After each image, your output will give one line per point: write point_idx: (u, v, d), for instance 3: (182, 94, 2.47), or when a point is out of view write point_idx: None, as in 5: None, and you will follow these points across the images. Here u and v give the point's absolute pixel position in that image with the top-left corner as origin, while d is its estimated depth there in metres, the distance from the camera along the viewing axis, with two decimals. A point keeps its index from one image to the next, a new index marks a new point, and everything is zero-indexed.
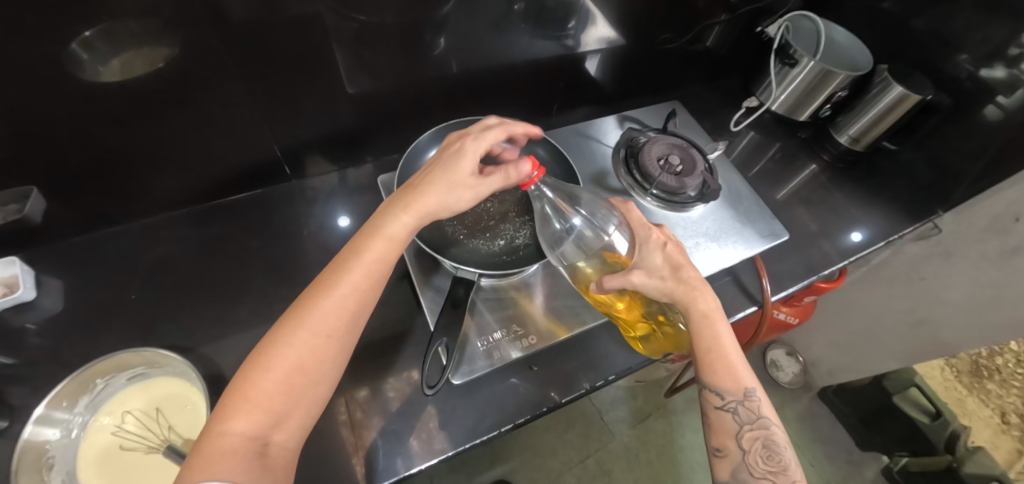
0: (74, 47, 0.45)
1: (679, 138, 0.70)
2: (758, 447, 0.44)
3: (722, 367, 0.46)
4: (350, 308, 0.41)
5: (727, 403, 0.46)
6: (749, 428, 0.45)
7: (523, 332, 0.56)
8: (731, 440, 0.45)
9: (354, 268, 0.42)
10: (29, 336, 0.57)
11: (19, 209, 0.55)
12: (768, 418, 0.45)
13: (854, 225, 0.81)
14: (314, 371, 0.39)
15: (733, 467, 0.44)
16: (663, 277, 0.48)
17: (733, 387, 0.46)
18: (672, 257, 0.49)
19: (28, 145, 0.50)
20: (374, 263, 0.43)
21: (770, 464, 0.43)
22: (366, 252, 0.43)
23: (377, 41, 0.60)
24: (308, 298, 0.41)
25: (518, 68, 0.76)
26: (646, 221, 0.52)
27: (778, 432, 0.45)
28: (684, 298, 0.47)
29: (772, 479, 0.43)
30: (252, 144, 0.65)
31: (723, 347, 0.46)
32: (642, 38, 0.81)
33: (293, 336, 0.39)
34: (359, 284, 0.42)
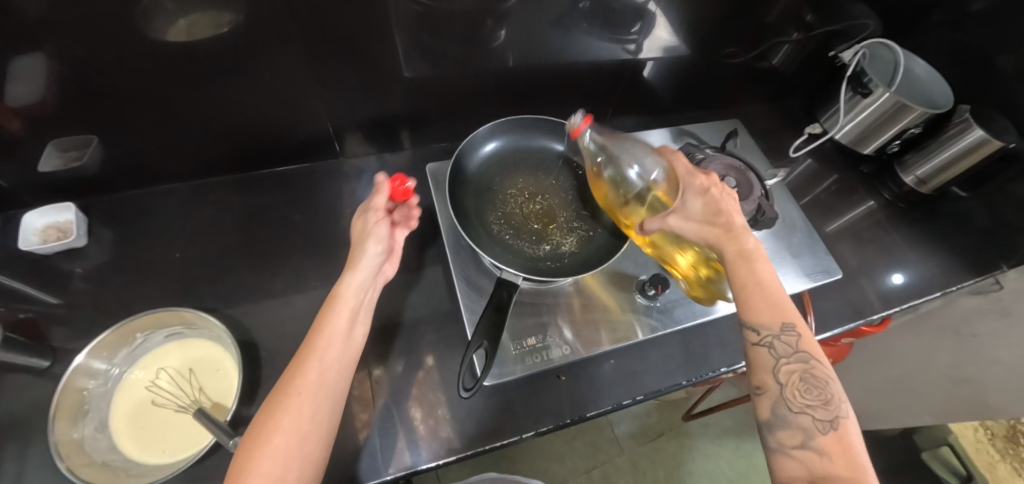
0: (146, 4, 0.45)
1: (737, 160, 0.67)
2: (797, 381, 0.39)
3: (759, 300, 0.41)
4: (332, 373, 0.41)
5: (764, 337, 0.41)
6: (785, 363, 0.40)
7: (557, 342, 0.55)
8: (769, 374, 0.40)
9: (328, 333, 0.43)
10: (75, 280, 0.59)
11: (79, 157, 0.58)
12: (810, 352, 0.39)
13: (909, 270, 0.76)
14: (310, 437, 0.38)
15: (773, 403, 0.39)
16: (699, 221, 0.45)
17: (771, 320, 0.41)
18: (714, 203, 0.45)
19: (93, 94, 0.51)
20: (340, 329, 0.43)
21: (813, 399, 0.38)
22: (334, 316, 0.44)
23: (438, 26, 0.59)
24: (288, 373, 0.40)
25: (576, 69, 0.74)
26: (692, 167, 0.48)
27: (822, 366, 0.39)
28: (718, 241, 0.44)
29: (813, 413, 0.37)
30: (304, 118, 0.66)
31: (760, 281, 0.42)
32: (705, 50, 0.78)
33: (284, 403, 0.38)
34: (337, 350, 0.42)
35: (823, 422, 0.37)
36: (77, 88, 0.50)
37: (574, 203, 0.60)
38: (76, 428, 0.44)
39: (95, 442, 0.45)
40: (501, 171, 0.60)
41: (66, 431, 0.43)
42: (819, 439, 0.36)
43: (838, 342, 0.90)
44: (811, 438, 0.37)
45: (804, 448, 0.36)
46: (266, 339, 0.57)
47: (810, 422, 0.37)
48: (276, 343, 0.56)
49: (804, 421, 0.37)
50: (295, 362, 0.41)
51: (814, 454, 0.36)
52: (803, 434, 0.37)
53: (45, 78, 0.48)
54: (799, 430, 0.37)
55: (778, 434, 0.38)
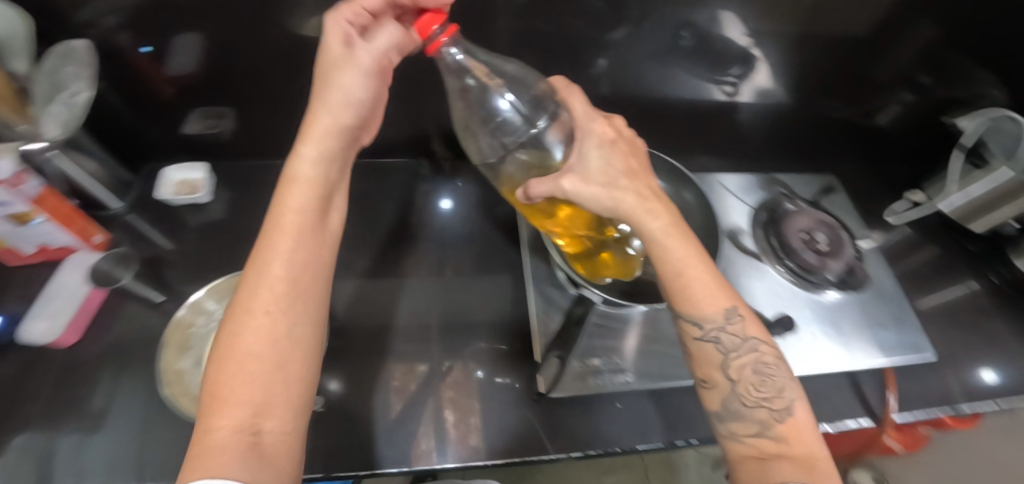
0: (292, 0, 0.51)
1: (829, 216, 0.64)
2: (750, 374, 0.37)
3: (702, 291, 0.37)
4: (294, 268, 0.35)
5: (707, 332, 0.37)
6: (735, 356, 0.37)
7: (620, 368, 0.54)
8: (716, 370, 0.37)
9: (293, 217, 0.36)
10: (186, 230, 0.66)
11: (217, 124, 0.66)
12: (758, 338, 0.37)
13: (1015, 367, 0.67)
14: (290, 346, 0.33)
15: (724, 398, 0.37)
16: (600, 182, 0.38)
17: (712, 313, 0.37)
18: (616, 157, 0.40)
19: (235, 71, 0.59)
20: (297, 217, 0.36)
21: (766, 388, 0.36)
22: (280, 209, 0.36)
23: (541, 48, 0.62)
24: (244, 285, 0.34)
25: (668, 105, 0.75)
26: (593, 112, 0.43)
27: (769, 349, 0.38)
28: (636, 214, 0.38)
29: (769, 405, 0.35)
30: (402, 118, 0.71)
31: (692, 265, 0.38)
32: (804, 101, 0.77)
33: (241, 319, 0.32)
34: (295, 242, 0.35)
35: (778, 411, 0.35)
36: (218, 66, 0.58)
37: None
38: (178, 360, 0.50)
39: (192, 375, 0.50)
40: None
41: (173, 360, 0.50)
42: (778, 429, 0.34)
43: (913, 431, 0.81)
44: (768, 429, 0.35)
45: (760, 438, 0.35)
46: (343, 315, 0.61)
47: (767, 414, 0.35)
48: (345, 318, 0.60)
49: (760, 414, 0.35)
50: (245, 276, 0.34)
51: (772, 441, 0.34)
52: (759, 424, 0.35)
53: (199, 52, 0.56)
54: (755, 423, 0.35)
55: (731, 426, 0.36)
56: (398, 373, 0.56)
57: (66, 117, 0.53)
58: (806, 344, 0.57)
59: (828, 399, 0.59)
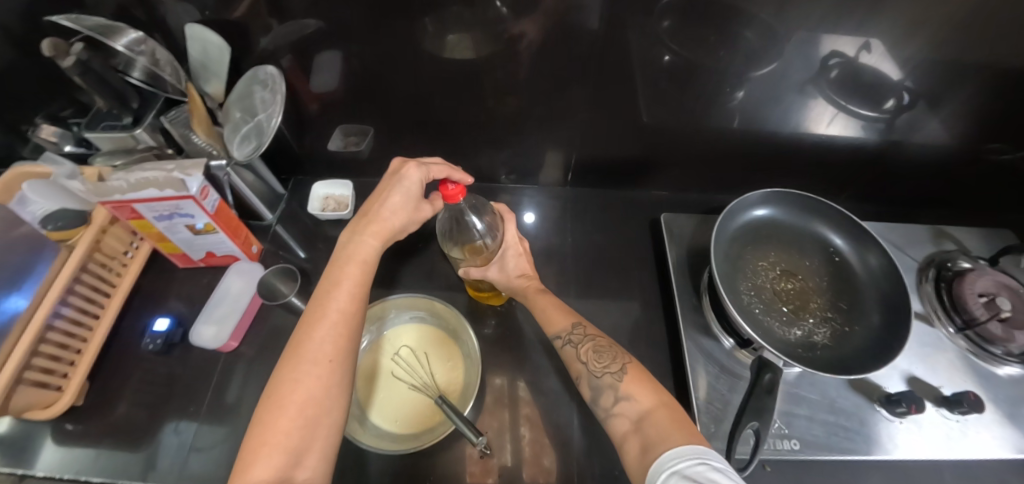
0: (428, 21, 0.52)
1: (1013, 279, 0.57)
2: (591, 353, 0.47)
3: (553, 310, 0.52)
4: (343, 330, 0.40)
5: (563, 338, 0.50)
6: (583, 347, 0.48)
7: (786, 432, 0.48)
8: (576, 362, 0.48)
9: (337, 289, 0.42)
10: (319, 241, 0.68)
11: (357, 143, 0.69)
12: (596, 334, 0.49)
13: None
14: (328, 397, 0.37)
15: (587, 381, 0.46)
16: (511, 278, 0.57)
17: (563, 322, 0.51)
18: (524, 263, 0.58)
19: (367, 87, 0.60)
20: (353, 287, 0.43)
21: (606, 359, 0.46)
22: (341, 280, 0.43)
23: (673, 78, 0.59)
24: (297, 338, 0.39)
25: (807, 139, 0.69)
26: (516, 233, 0.58)
27: (605, 338, 0.49)
28: (519, 290, 0.57)
29: (611, 372, 0.45)
30: (521, 141, 0.70)
31: (553, 300, 0.54)
32: (965, 142, 0.68)
33: (297, 371, 0.37)
34: (347, 309, 0.41)
35: (617, 372, 0.44)
36: (368, 84, 0.59)
37: (831, 290, 0.50)
38: None
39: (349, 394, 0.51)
40: (754, 239, 0.52)
41: None
42: (622, 386, 0.43)
43: None
44: (618, 389, 0.43)
45: (618, 402, 0.42)
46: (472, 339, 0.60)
47: (613, 379, 0.44)
48: None
49: (608, 379, 0.44)
50: (298, 335, 0.39)
51: (625, 400, 0.42)
52: (613, 391, 0.43)
53: (336, 71, 0.58)
54: (610, 390, 0.44)
55: (602, 402, 0.44)
56: (525, 402, 0.55)
57: (246, 136, 0.57)
58: (992, 423, 0.51)
59: None
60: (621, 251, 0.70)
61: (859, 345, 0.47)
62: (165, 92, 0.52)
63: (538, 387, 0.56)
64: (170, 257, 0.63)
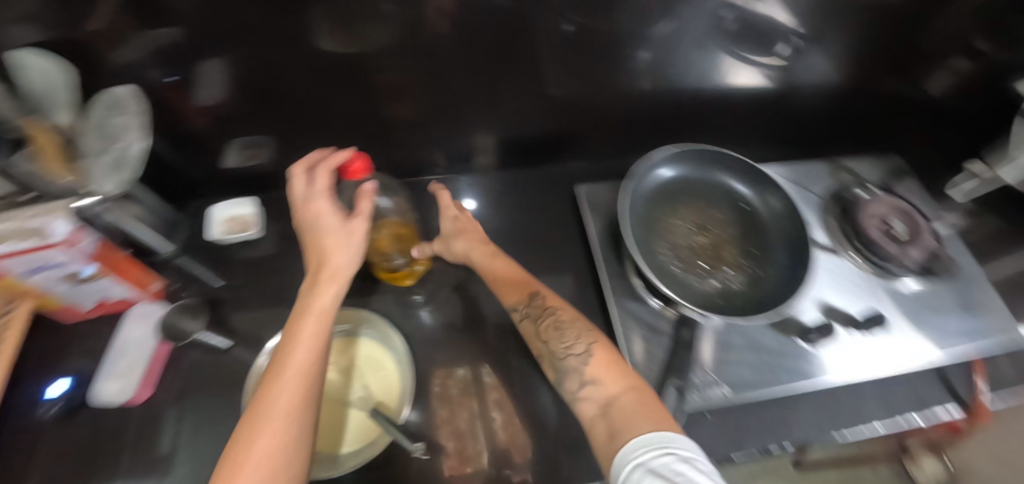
0: (310, 15, 0.48)
1: (906, 202, 0.61)
2: (552, 328, 0.46)
3: (510, 282, 0.51)
4: (305, 383, 0.35)
5: (521, 310, 0.49)
6: (543, 322, 0.47)
7: (715, 379, 0.50)
8: (536, 341, 0.47)
9: (307, 336, 0.37)
10: (235, 266, 0.63)
11: (256, 156, 0.64)
12: (553, 305, 0.48)
13: None
14: (289, 456, 0.32)
15: (552, 359, 0.45)
16: (453, 251, 0.58)
17: (520, 296, 0.50)
18: (472, 234, 0.58)
19: (257, 94, 0.55)
20: (313, 336, 0.37)
21: (568, 337, 0.45)
22: (299, 331, 0.37)
23: (576, 46, 0.58)
24: (263, 391, 0.34)
25: (714, 92, 0.70)
26: (450, 202, 0.61)
27: (566, 311, 0.48)
28: (469, 256, 0.56)
29: (574, 352, 0.43)
30: (435, 129, 0.67)
31: (512, 269, 0.53)
32: (853, 76, 0.72)
33: (250, 435, 0.32)
34: (309, 361, 0.36)
35: (582, 354, 0.43)
36: (249, 87, 0.55)
37: (742, 237, 0.52)
38: None
39: None
40: (668, 199, 0.53)
41: None
42: (589, 368, 0.42)
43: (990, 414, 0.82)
44: (583, 370, 0.42)
45: (585, 387, 0.41)
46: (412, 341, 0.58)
47: (580, 363, 0.42)
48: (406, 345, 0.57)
49: (570, 362, 0.43)
50: (261, 388, 0.34)
51: (591, 386, 0.40)
52: (577, 375, 0.42)
53: (219, 80, 0.53)
54: (574, 374, 0.42)
55: (567, 386, 0.42)
56: (471, 396, 0.53)
57: (113, 166, 0.51)
58: (896, 333, 0.55)
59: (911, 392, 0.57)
60: (552, 226, 0.70)
61: (771, 285, 0.49)
62: (8, 135, 0.46)
63: (481, 378, 0.54)
64: (57, 314, 0.56)
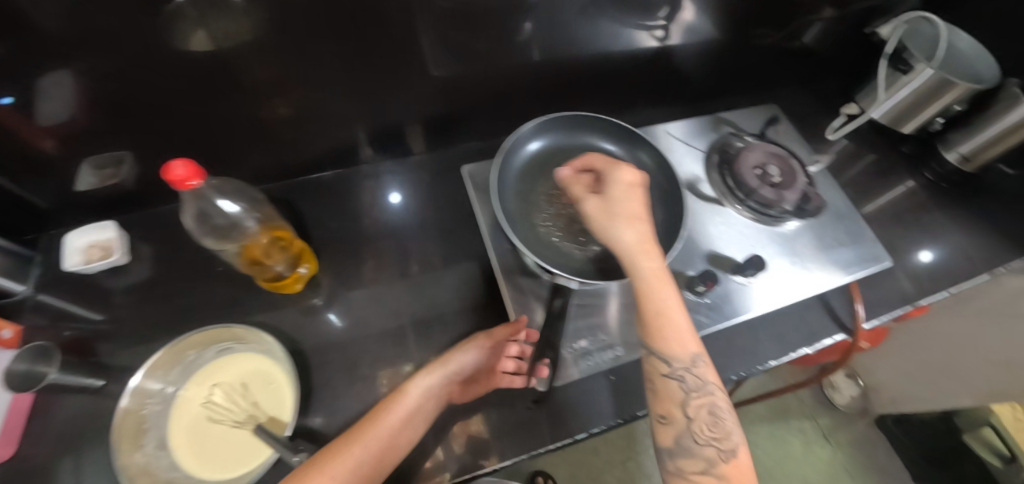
0: (170, 18, 0.43)
1: (780, 147, 0.64)
2: (705, 414, 0.40)
3: (672, 330, 0.41)
4: (368, 464, 0.42)
5: (674, 370, 0.40)
6: (694, 396, 0.40)
7: (608, 342, 0.52)
8: (675, 405, 0.40)
9: (404, 427, 0.45)
10: (117, 296, 0.57)
11: (116, 175, 0.57)
12: (715, 383, 0.41)
13: (918, 245, 0.73)
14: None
15: (677, 434, 0.39)
16: (635, 251, 0.42)
17: (680, 352, 0.40)
18: (639, 228, 0.43)
19: (119, 108, 0.50)
20: (396, 427, 0.45)
21: (718, 430, 0.39)
22: (387, 414, 0.45)
23: (463, 25, 0.56)
24: (340, 440, 0.43)
25: (607, 57, 0.70)
26: (618, 179, 0.45)
27: (721, 391, 0.41)
28: (629, 258, 0.42)
29: (716, 445, 0.39)
30: (326, 124, 0.64)
31: (675, 308, 0.41)
32: (736, 32, 0.74)
33: None
34: (374, 449, 0.43)
35: (725, 451, 0.39)
36: (102, 104, 0.49)
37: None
38: (139, 449, 0.44)
39: (159, 460, 0.44)
40: (546, 172, 0.54)
41: (130, 452, 0.43)
42: (722, 468, 0.38)
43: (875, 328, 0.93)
44: (714, 467, 0.38)
45: (707, 476, 0.38)
46: (316, 348, 0.55)
47: (715, 453, 0.38)
48: (315, 353, 0.55)
49: (707, 452, 0.39)
50: (343, 436, 0.44)
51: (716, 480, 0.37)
52: (705, 463, 0.38)
53: (71, 100, 0.47)
54: (700, 460, 0.38)
55: (678, 463, 0.39)
56: (385, 395, 0.53)
57: None
58: (778, 273, 0.59)
59: (801, 323, 0.62)
60: (456, 211, 0.69)
61: (649, 246, 0.51)
62: None
63: (393, 375, 0.54)
64: None
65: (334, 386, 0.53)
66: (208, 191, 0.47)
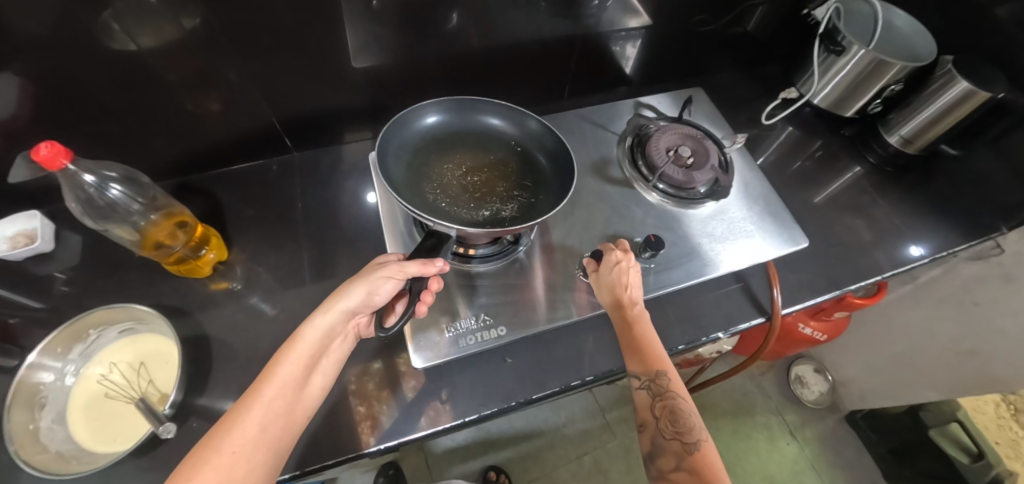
0: (106, 17, 0.47)
1: (694, 129, 0.65)
2: (668, 414, 0.45)
3: (637, 352, 0.47)
4: (277, 425, 0.40)
5: (642, 381, 0.46)
6: (659, 401, 0.45)
7: (492, 322, 0.52)
8: (647, 413, 0.46)
9: (311, 373, 0.45)
10: (48, 282, 0.59)
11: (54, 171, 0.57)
12: (676, 391, 0.45)
13: (866, 230, 0.71)
14: (244, 474, 0.37)
15: (652, 436, 0.45)
16: (609, 292, 0.50)
17: (646, 367, 0.46)
18: (622, 278, 0.50)
19: (61, 103, 0.52)
20: (292, 380, 0.43)
21: (684, 427, 0.44)
22: (280, 366, 0.43)
23: (387, 16, 0.58)
24: (240, 402, 0.40)
25: (539, 47, 0.71)
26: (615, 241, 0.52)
27: (686, 396, 0.46)
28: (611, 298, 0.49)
29: (681, 439, 0.43)
30: (261, 117, 0.66)
31: (644, 337, 0.47)
32: (672, 20, 0.74)
33: (204, 462, 0.36)
34: (277, 407, 0.41)
35: (689, 444, 0.43)
36: (45, 100, 0.51)
37: (516, 173, 0.57)
38: (32, 420, 0.45)
39: (52, 433, 0.46)
40: (440, 146, 0.57)
41: (23, 422, 0.45)
42: (688, 461, 0.42)
43: (830, 318, 0.93)
44: (683, 461, 0.42)
45: (679, 472, 0.42)
46: (228, 332, 0.56)
47: (680, 446, 0.43)
48: (227, 337, 0.56)
49: (675, 446, 0.43)
50: (244, 396, 0.41)
51: (685, 473, 0.41)
52: (676, 458, 0.43)
53: (16, 95, 0.49)
54: (674, 455, 0.43)
55: (659, 463, 0.44)
56: None
57: None
58: (684, 256, 0.58)
59: (718, 309, 0.61)
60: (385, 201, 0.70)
61: (542, 211, 0.54)
62: None
63: None
64: None
65: (246, 369, 0.54)
66: (81, 172, 0.47)
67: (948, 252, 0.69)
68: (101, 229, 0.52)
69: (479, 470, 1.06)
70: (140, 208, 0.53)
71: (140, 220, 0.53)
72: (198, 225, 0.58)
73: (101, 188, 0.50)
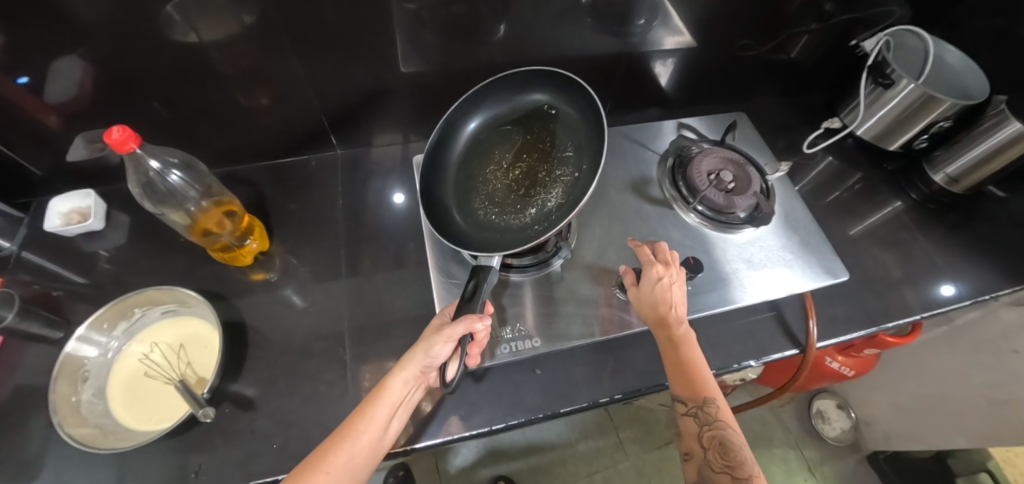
0: (170, 10, 0.49)
1: (736, 154, 0.65)
2: (717, 445, 0.44)
3: (682, 378, 0.46)
4: (362, 460, 0.41)
5: (689, 408, 0.46)
6: (707, 430, 0.45)
7: (527, 333, 0.52)
8: (694, 442, 0.45)
9: (393, 422, 0.44)
10: (95, 259, 0.62)
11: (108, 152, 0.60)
12: (725, 420, 0.45)
13: (904, 267, 0.69)
14: None
15: (698, 466, 0.44)
16: (650, 311, 0.49)
17: (693, 394, 0.46)
18: (665, 298, 0.49)
19: (118, 88, 0.54)
20: (381, 422, 0.43)
21: (733, 459, 0.43)
22: (373, 408, 0.43)
23: (436, 23, 0.60)
24: (333, 436, 0.41)
25: (582, 62, 0.72)
26: (653, 258, 0.51)
27: (734, 429, 0.45)
28: (657, 320, 0.48)
29: (731, 472, 0.42)
30: (306, 114, 0.67)
31: (692, 362, 0.47)
32: (716, 43, 0.74)
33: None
34: (366, 445, 0.41)
35: (740, 478, 0.41)
36: (105, 84, 0.53)
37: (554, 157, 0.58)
38: (75, 393, 0.47)
39: (93, 406, 0.47)
40: (475, 158, 0.60)
41: (66, 393, 0.46)
42: None
43: (859, 354, 0.91)
44: None
45: None
46: (262, 321, 0.57)
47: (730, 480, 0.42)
48: (261, 326, 0.57)
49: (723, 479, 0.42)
50: (339, 429, 0.42)
51: None
52: None
53: (79, 77, 0.52)
54: None
55: None
56: (317, 368, 0.54)
57: None
58: (720, 280, 0.57)
59: (749, 338, 0.60)
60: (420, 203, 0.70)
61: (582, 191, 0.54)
62: None
63: (334, 352, 0.55)
64: None
65: (278, 359, 0.54)
66: (145, 156, 0.50)
67: (989, 295, 0.66)
68: (157, 212, 0.54)
69: (489, 479, 1.05)
70: (196, 196, 0.55)
71: (193, 206, 0.55)
72: (245, 216, 0.59)
73: (162, 175, 0.52)
